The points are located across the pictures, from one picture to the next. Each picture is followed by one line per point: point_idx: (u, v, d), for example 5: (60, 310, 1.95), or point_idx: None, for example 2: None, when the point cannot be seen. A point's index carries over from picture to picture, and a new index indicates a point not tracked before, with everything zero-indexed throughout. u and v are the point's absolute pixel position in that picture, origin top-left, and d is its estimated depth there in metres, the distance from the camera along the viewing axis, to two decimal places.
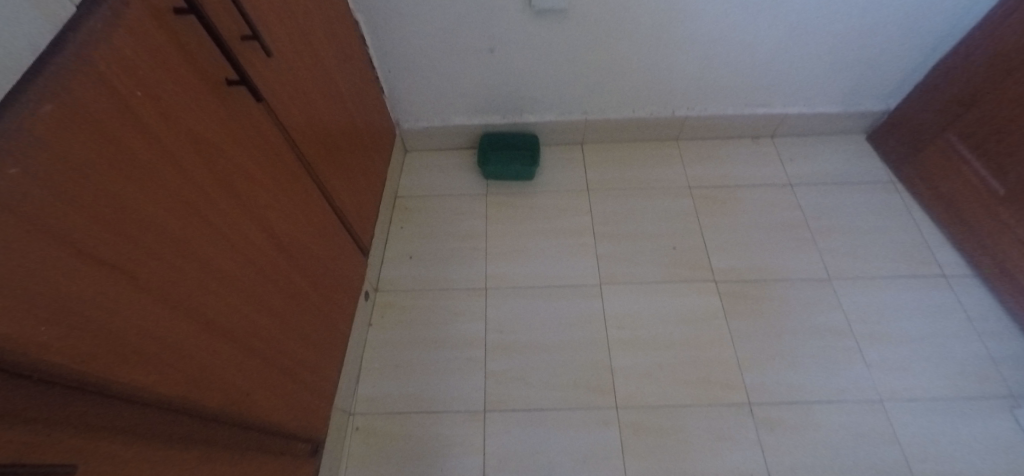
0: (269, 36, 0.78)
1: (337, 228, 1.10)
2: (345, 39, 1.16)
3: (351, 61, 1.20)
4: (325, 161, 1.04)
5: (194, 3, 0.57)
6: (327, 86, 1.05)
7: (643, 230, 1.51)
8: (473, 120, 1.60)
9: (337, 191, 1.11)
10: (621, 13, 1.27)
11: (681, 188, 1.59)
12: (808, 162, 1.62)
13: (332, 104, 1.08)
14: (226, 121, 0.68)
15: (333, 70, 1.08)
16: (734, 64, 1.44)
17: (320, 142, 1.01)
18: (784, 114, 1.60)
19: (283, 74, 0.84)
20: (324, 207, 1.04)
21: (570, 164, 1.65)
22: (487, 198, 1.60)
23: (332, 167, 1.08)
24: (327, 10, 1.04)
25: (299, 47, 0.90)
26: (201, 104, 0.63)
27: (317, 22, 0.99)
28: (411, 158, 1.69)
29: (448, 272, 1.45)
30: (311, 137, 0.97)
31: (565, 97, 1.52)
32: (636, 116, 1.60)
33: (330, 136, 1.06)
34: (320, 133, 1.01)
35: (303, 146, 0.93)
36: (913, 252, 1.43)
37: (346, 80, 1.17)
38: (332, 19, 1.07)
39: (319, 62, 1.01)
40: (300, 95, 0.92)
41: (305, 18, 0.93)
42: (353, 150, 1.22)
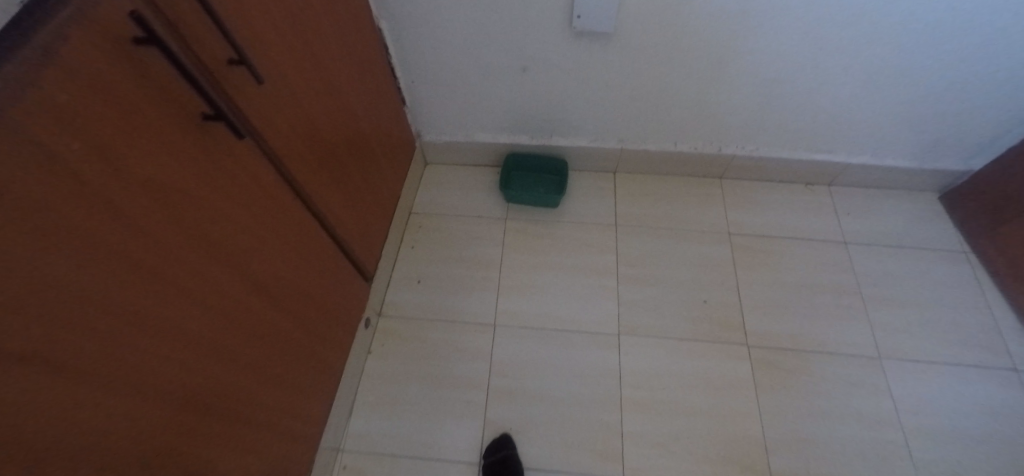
0: (263, 59, 0.69)
1: (335, 260, 1.01)
2: (362, 52, 1.06)
3: (367, 76, 1.10)
4: (325, 189, 0.94)
5: (156, 32, 0.47)
6: (335, 107, 0.95)
7: (672, 277, 1.37)
8: (499, 138, 1.48)
9: (339, 218, 1.02)
10: (674, 42, 1.14)
11: (720, 233, 1.44)
12: (866, 219, 1.45)
13: (339, 124, 0.98)
14: (200, 163, 0.58)
15: (343, 88, 0.98)
16: (795, 103, 1.29)
17: (320, 170, 0.91)
18: (846, 163, 1.44)
19: (278, 99, 0.74)
20: (322, 238, 0.95)
21: (600, 194, 1.52)
22: (505, 223, 1.48)
23: (334, 194, 0.99)
24: (343, 21, 0.95)
25: (303, 66, 0.81)
26: (166, 148, 0.53)
27: (329, 36, 0.90)
28: (429, 172, 1.59)
29: (456, 302, 1.35)
30: (310, 165, 0.87)
31: (601, 123, 1.40)
32: (678, 150, 1.46)
33: (333, 162, 0.97)
34: (322, 159, 0.92)
35: (299, 177, 0.83)
36: (981, 337, 1.25)
37: (359, 97, 1.07)
38: (348, 32, 0.98)
39: (327, 80, 0.91)
40: (300, 121, 0.82)
41: (314, 33, 0.84)
42: (361, 171, 1.12)
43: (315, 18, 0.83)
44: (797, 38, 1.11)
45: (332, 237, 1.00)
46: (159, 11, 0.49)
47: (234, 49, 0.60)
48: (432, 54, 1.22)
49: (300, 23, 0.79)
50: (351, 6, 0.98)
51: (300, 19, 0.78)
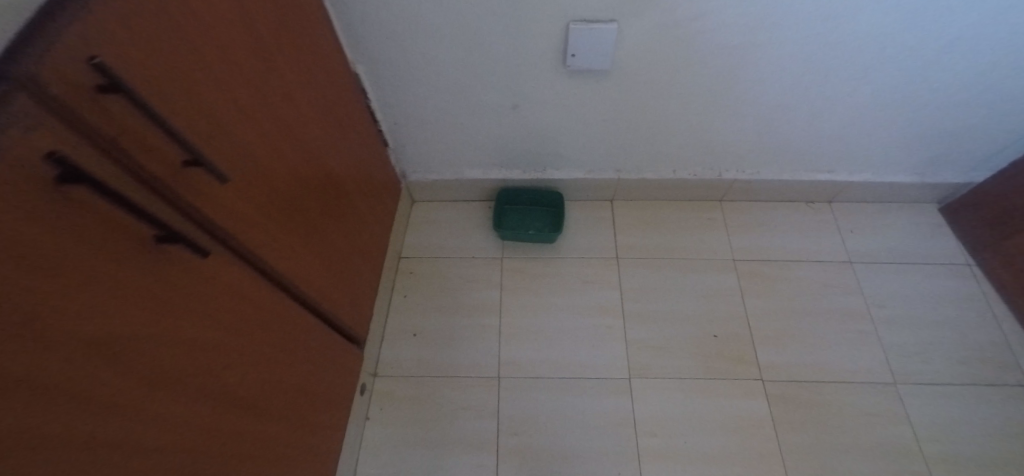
0: (227, 148, 0.60)
1: (322, 339, 0.92)
2: (340, 106, 0.98)
3: (347, 129, 1.02)
4: (308, 267, 0.85)
5: (74, 167, 0.37)
6: (313, 175, 0.87)
7: (680, 311, 1.31)
8: (490, 174, 1.41)
9: (325, 292, 0.93)
10: (673, 74, 1.09)
11: (725, 260, 1.39)
12: (870, 237, 1.42)
13: (318, 191, 0.89)
14: (154, 296, 0.49)
15: (321, 151, 0.89)
16: (795, 126, 1.25)
17: (302, 248, 0.83)
18: (847, 181, 1.41)
19: (249, 188, 0.65)
20: (308, 320, 0.86)
21: (599, 225, 1.46)
22: (502, 263, 1.41)
23: (318, 268, 0.89)
24: (316, 78, 0.87)
25: (273, 142, 0.72)
26: (110, 294, 0.43)
27: (301, 100, 0.81)
28: (417, 212, 1.51)
29: (455, 355, 1.27)
30: (288, 247, 0.78)
31: (597, 153, 1.33)
32: (677, 177, 1.40)
33: (314, 235, 0.88)
34: (301, 235, 0.82)
35: (277, 264, 0.74)
36: (995, 354, 1.21)
37: (339, 155, 0.98)
38: (322, 88, 0.89)
39: (302, 147, 0.82)
40: (274, 203, 0.73)
41: (283, 100, 0.75)
42: (345, 233, 1.03)
43: (283, 84, 0.75)
44: (799, 66, 1.08)
45: (318, 315, 0.91)
46: (75, 137, 0.39)
47: (186, 151, 0.51)
48: (416, 96, 1.15)
49: (266, 94, 0.70)
50: (324, 59, 0.90)
51: (265, 89, 0.70)
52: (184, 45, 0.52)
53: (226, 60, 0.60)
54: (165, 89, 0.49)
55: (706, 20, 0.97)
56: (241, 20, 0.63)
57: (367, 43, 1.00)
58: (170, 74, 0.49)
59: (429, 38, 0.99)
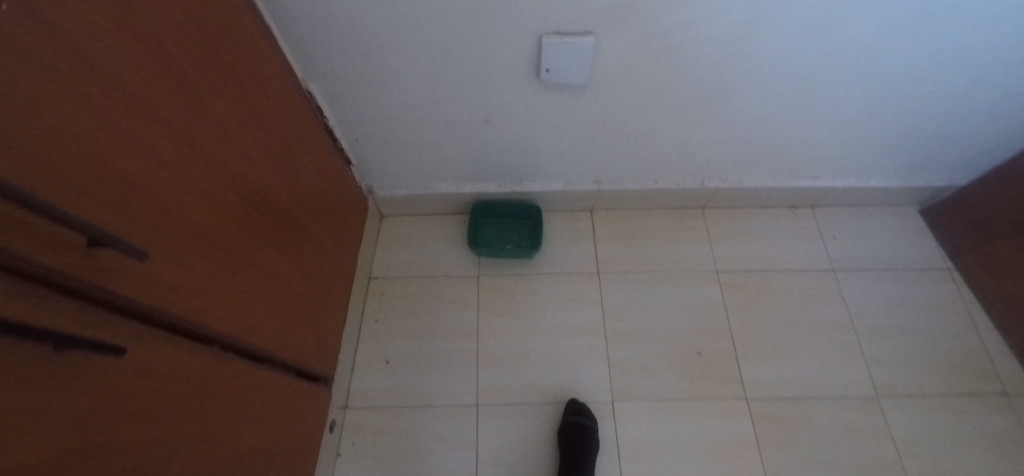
0: (144, 213, 0.52)
1: (283, 389, 0.85)
2: (293, 133, 0.89)
3: (303, 157, 0.93)
4: (259, 317, 0.78)
5: None
6: (262, 216, 0.78)
7: (663, 328, 1.27)
8: (464, 186, 1.34)
9: (282, 338, 0.85)
10: (655, 86, 1.02)
11: (709, 271, 1.35)
12: (853, 243, 1.40)
13: (270, 232, 0.81)
14: (62, 410, 0.41)
15: (271, 188, 0.81)
16: (780, 136, 1.20)
17: (250, 300, 0.75)
18: (830, 187, 1.38)
19: (175, 251, 0.58)
20: (263, 374, 0.79)
21: (579, 237, 1.40)
22: (478, 282, 1.34)
23: (272, 315, 0.82)
24: (262, 106, 0.78)
25: (207, 191, 0.64)
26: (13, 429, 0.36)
27: (244, 136, 0.72)
28: (387, 228, 1.42)
29: (431, 383, 1.21)
30: (232, 302, 0.70)
31: (575, 165, 1.26)
32: (659, 187, 1.35)
33: (266, 283, 0.80)
34: (249, 285, 0.75)
35: (218, 325, 0.67)
36: (973, 362, 1.21)
37: (294, 187, 0.90)
38: (270, 117, 0.81)
39: (248, 189, 0.74)
40: (211, 260, 0.65)
41: (221, 139, 0.67)
42: (305, 269, 0.95)
43: (220, 121, 0.66)
44: (785, 77, 1.02)
45: (273, 366, 0.84)
46: None
47: (85, 233, 0.43)
48: (378, 112, 1.06)
49: (198, 139, 0.62)
50: (269, 82, 0.80)
51: (196, 132, 0.61)
52: (81, 104, 0.44)
53: (141, 111, 0.51)
54: (56, 162, 0.41)
55: (690, 32, 0.90)
56: (158, 60, 0.54)
57: (318, 59, 0.91)
58: (64, 144, 0.41)
59: (388, 53, 0.91)
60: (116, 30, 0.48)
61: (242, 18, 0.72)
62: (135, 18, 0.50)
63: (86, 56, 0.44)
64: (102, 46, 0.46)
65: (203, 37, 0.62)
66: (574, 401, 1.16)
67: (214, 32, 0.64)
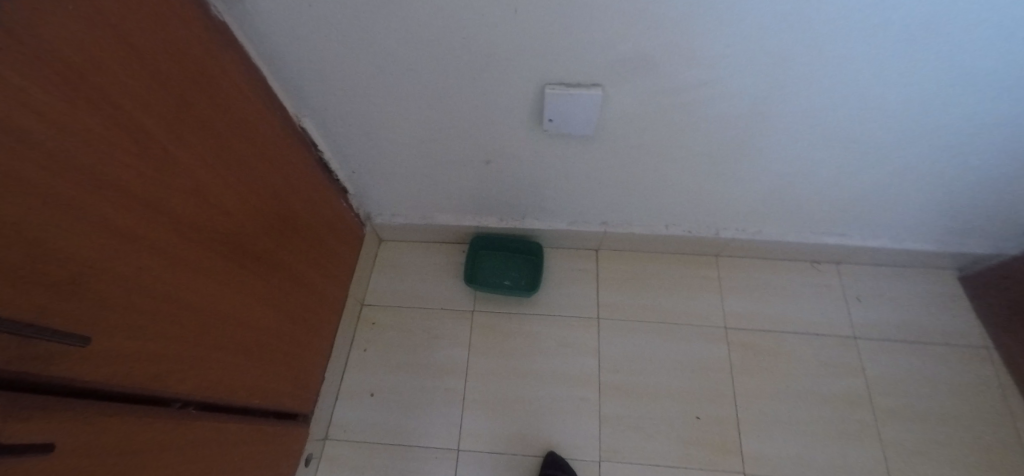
0: (96, 290, 0.50)
1: (258, 435, 0.84)
2: (279, 174, 0.87)
3: (290, 196, 0.91)
4: (233, 368, 0.76)
5: None
6: (240, 265, 0.77)
7: (661, 386, 1.20)
8: (463, 219, 1.31)
9: (258, 384, 0.84)
10: (668, 139, 0.94)
11: (716, 327, 1.27)
12: (880, 308, 1.28)
13: (249, 280, 0.80)
14: None
15: (251, 235, 0.79)
16: (805, 193, 1.10)
17: (222, 353, 0.73)
18: (859, 246, 1.27)
19: (133, 321, 0.56)
20: (237, 425, 0.77)
21: (581, 278, 1.34)
22: (472, 317, 1.30)
23: (249, 363, 0.81)
24: (246, 152, 0.76)
25: (177, 253, 0.62)
26: None
27: (221, 187, 0.70)
28: (385, 253, 1.41)
29: (414, 421, 1.17)
30: (201, 360, 0.69)
31: (580, 206, 1.20)
32: (669, 233, 1.27)
33: (242, 331, 0.78)
34: (222, 337, 0.73)
35: (183, 386, 0.65)
36: (1006, 458, 1.09)
37: (279, 229, 0.88)
38: (253, 162, 0.78)
39: (222, 241, 0.72)
40: (176, 321, 0.63)
41: (195, 196, 0.65)
42: (289, 309, 0.94)
43: (195, 178, 0.64)
44: (814, 138, 0.92)
45: (247, 413, 0.82)
46: None
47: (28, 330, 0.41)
48: (373, 146, 1.05)
49: (167, 201, 0.60)
50: (253, 126, 0.78)
51: (165, 194, 0.59)
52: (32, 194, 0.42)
53: (103, 188, 0.50)
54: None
55: (708, 90, 0.82)
56: (125, 128, 0.52)
57: (310, 97, 0.91)
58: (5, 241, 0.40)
59: (385, 95, 0.90)
60: (78, 107, 0.46)
61: (230, 66, 0.72)
62: (102, 89, 0.49)
63: (40, 142, 0.42)
64: (61, 128, 0.44)
65: (178, 94, 0.60)
66: (553, 454, 1.11)
67: (193, 87, 0.63)
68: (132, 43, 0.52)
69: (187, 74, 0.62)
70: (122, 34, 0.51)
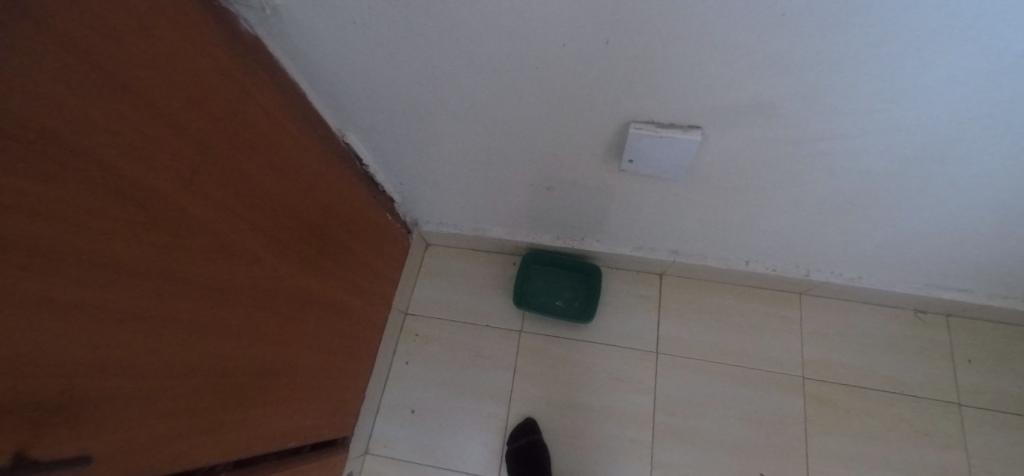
0: (114, 386, 0.45)
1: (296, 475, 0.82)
2: (316, 207, 0.79)
3: (327, 227, 0.84)
4: (264, 416, 0.74)
5: None
6: (274, 312, 0.72)
7: (723, 436, 1.09)
8: (515, 235, 1.20)
9: (291, 423, 0.82)
10: (773, 184, 0.80)
11: (794, 375, 1.13)
12: (1001, 374, 1.08)
13: (283, 324, 0.75)
14: None
15: (284, 281, 0.73)
16: (930, 245, 0.92)
17: (251, 407, 0.70)
18: (986, 303, 1.06)
19: (155, 404, 0.51)
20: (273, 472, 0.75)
21: (641, 305, 1.24)
22: (519, 338, 1.24)
23: (281, 406, 0.78)
24: (278, 191, 0.68)
25: (208, 320, 0.57)
26: None
27: (252, 239, 0.63)
28: (431, 261, 1.35)
29: (454, 443, 1.15)
30: (232, 419, 0.66)
31: (650, 233, 1.07)
32: (748, 268, 1.14)
33: (273, 379, 0.75)
34: (256, 389, 0.70)
35: (212, 449, 0.63)
36: None
37: (318, 264, 0.83)
38: (287, 201, 0.71)
39: (252, 294, 0.66)
40: (207, 388, 0.59)
41: (224, 255, 0.58)
42: (326, 342, 0.90)
43: (223, 236, 0.57)
44: (970, 190, 0.73)
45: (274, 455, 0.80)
46: None
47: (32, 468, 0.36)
48: (421, 162, 0.97)
49: (192, 270, 0.53)
50: (288, 160, 0.70)
51: (190, 263, 0.52)
52: (36, 309, 0.36)
53: (123, 278, 0.44)
54: None
55: (838, 144, 0.67)
56: (144, 204, 0.45)
57: (355, 114, 0.83)
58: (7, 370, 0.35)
59: (438, 117, 0.80)
60: (82, 196, 0.38)
61: (269, 99, 0.65)
62: (114, 165, 0.41)
63: (40, 251, 0.36)
64: (72, 226, 0.38)
65: (203, 145, 0.52)
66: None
67: (221, 133, 0.55)
68: (152, 100, 0.44)
69: (216, 120, 0.54)
70: (134, 92, 0.42)
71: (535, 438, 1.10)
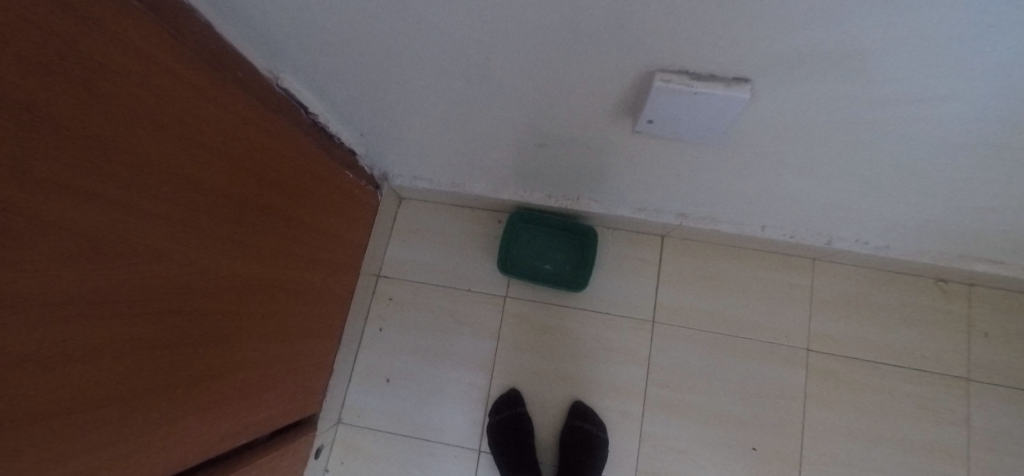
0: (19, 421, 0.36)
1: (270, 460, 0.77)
2: (254, 175, 0.61)
3: (271, 197, 0.66)
4: (231, 408, 0.66)
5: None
6: (230, 303, 0.62)
7: (718, 408, 1.04)
8: (501, 192, 1.04)
9: (261, 409, 0.75)
10: (820, 148, 0.64)
11: (796, 347, 1.06)
12: (1013, 347, 1.02)
13: (243, 313, 0.66)
14: None
15: (217, 271, 0.58)
16: (984, 219, 0.79)
17: (190, 419, 0.58)
18: (1017, 277, 0.96)
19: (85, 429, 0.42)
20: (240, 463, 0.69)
21: (639, 270, 1.12)
22: (504, 304, 1.13)
23: (249, 395, 0.70)
24: (197, 162, 0.50)
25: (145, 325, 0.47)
26: None
27: (162, 230, 0.47)
28: (405, 216, 1.19)
29: (433, 415, 1.08)
30: (190, 420, 0.58)
31: (657, 195, 0.92)
32: (762, 235, 1.01)
33: (217, 382, 0.62)
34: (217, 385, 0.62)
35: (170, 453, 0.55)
36: None
37: (281, 241, 0.71)
38: (211, 174, 0.53)
39: (172, 297, 0.51)
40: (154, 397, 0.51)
41: (117, 258, 0.42)
42: (296, 320, 0.81)
43: (111, 234, 0.40)
44: None
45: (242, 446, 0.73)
46: None
47: None
48: (383, 110, 0.77)
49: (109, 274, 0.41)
50: (206, 118, 0.51)
51: (54, 280, 0.36)
52: None
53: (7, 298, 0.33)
54: None
55: (927, 109, 0.51)
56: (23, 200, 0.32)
57: (286, 51, 0.62)
58: None
59: (401, 58, 0.59)
60: None
61: (166, 34, 0.44)
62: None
63: None
64: None
65: (51, 109, 0.33)
66: (581, 406, 1.05)
67: (81, 88, 0.36)
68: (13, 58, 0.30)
69: (68, 69, 0.34)
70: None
71: (519, 411, 1.04)
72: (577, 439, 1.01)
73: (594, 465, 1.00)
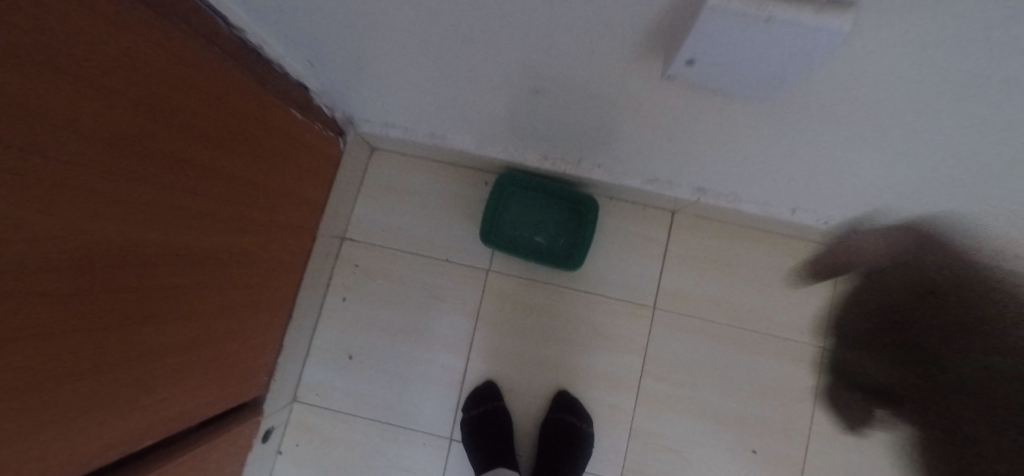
0: None
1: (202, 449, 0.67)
2: (166, 105, 0.45)
3: (174, 142, 0.47)
4: (156, 390, 0.56)
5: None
6: (155, 269, 0.50)
7: (717, 408, 0.94)
8: (489, 150, 0.86)
9: (195, 389, 0.64)
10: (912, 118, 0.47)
11: (810, 345, 0.95)
12: None
13: (173, 280, 0.54)
14: None
15: (93, 251, 0.40)
16: None
17: (96, 412, 0.47)
18: None
19: None
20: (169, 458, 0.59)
21: (642, 249, 0.98)
22: (486, 279, 0.99)
23: (180, 375, 0.60)
24: (41, 92, 0.31)
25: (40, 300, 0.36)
26: None
27: (25, 180, 0.31)
28: (376, 171, 1.02)
29: (401, 398, 0.97)
30: (104, 403, 0.48)
31: (676, 165, 0.76)
32: (790, 219, 0.86)
33: (128, 370, 0.50)
34: (138, 364, 0.51)
35: (78, 445, 0.45)
36: None
37: (218, 194, 0.58)
38: (70, 111, 0.34)
39: (14, 301, 0.33)
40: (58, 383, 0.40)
41: None
42: (239, 289, 0.69)
43: None
44: None
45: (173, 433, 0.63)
46: None
47: None
48: (335, 33, 0.57)
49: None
50: (71, 14, 0.33)
51: None
52: None
53: None
54: None
55: None
56: None
57: None
58: None
59: None
60: None
61: None
62: None
63: None
64: None
65: None
66: (565, 395, 0.94)
67: None
68: None
69: None
70: None
71: (496, 406, 0.94)
72: (559, 432, 0.91)
73: (575, 464, 0.91)
